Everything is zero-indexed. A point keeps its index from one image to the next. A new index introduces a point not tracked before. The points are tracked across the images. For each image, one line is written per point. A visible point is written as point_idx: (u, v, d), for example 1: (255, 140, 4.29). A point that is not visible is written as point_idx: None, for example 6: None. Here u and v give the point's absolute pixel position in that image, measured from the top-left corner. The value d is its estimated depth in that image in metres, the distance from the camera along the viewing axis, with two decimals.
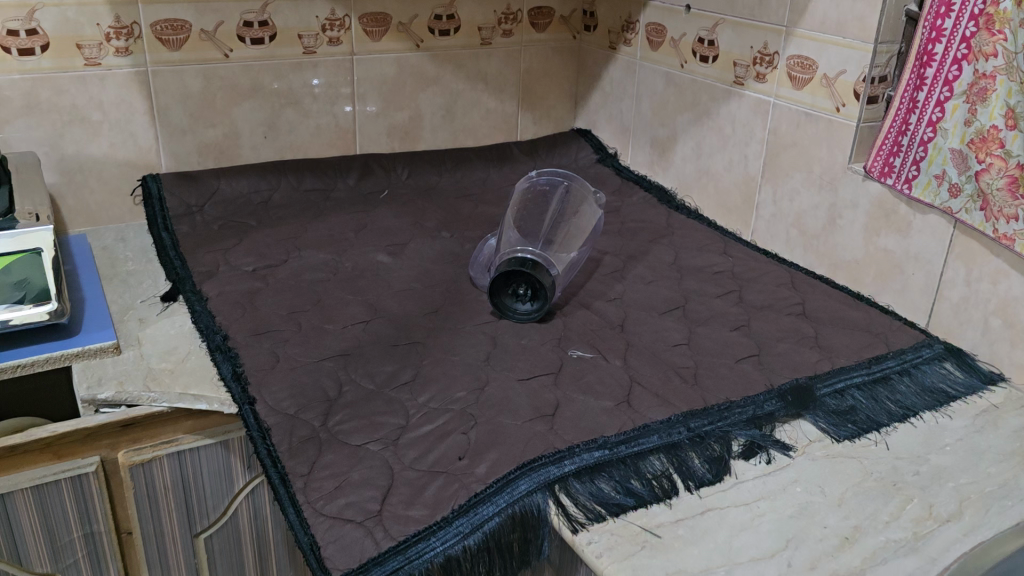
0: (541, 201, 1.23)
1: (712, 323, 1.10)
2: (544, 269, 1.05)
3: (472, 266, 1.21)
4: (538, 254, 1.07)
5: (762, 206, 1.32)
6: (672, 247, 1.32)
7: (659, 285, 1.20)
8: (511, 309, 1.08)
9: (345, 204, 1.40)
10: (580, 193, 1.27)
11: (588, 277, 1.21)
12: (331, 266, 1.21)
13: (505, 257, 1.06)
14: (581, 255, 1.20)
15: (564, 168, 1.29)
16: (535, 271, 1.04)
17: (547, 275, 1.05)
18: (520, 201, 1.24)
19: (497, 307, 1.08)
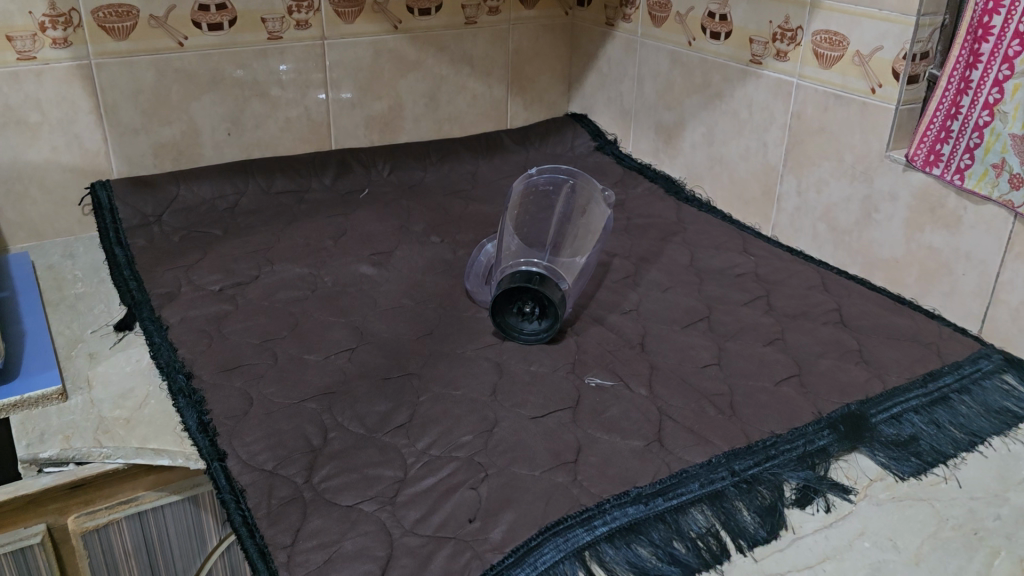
0: (542, 205, 1.11)
1: (743, 336, 0.98)
2: (554, 284, 0.92)
3: (468, 279, 1.08)
4: (546, 267, 0.94)
5: (784, 198, 1.19)
6: (687, 247, 1.19)
7: (678, 292, 1.07)
8: (516, 331, 0.95)
9: (321, 207, 1.26)
10: (585, 195, 1.14)
11: (599, 286, 1.08)
12: (308, 282, 1.07)
13: (508, 271, 0.93)
14: (589, 264, 1.07)
15: (568, 164, 1.16)
16: (544, 286, 0.91)
17: (557, 292, 0.92)
18: (519, 206, 1.11)
19: (500, 328, 0.95)
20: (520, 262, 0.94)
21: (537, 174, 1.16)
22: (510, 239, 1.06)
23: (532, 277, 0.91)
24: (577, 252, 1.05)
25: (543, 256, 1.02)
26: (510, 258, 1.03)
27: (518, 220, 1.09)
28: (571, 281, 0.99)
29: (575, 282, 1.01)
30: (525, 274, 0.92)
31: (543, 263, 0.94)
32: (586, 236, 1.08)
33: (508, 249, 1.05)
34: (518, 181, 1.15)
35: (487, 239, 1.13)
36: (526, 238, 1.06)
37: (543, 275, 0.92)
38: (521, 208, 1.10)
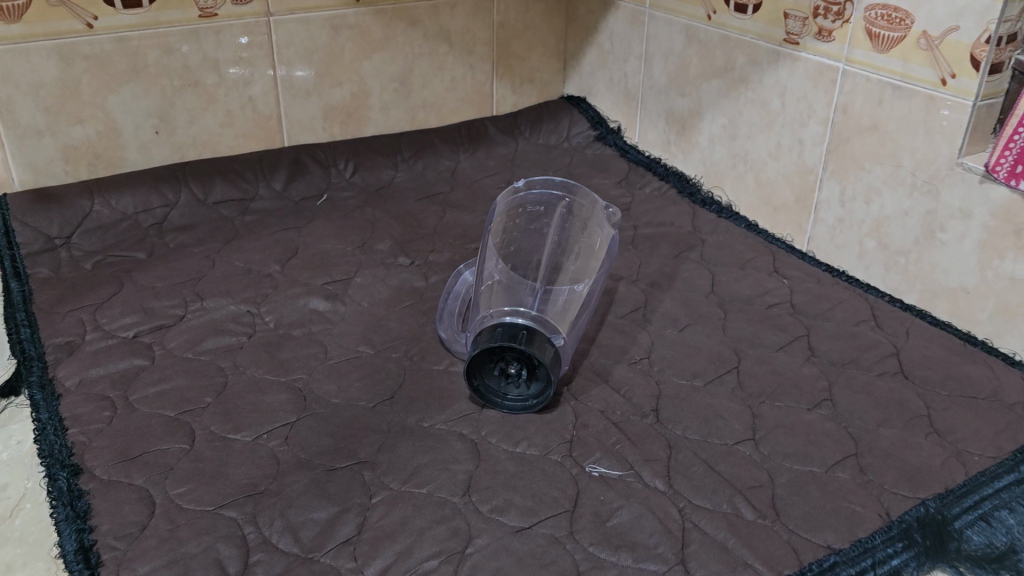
0: (530, 234, 0.91)
1: (783, 398, 0.78)
2: (546, 341, 0.73)
3: (440, 318, 0.87)
4: (536, 319, 0.75)
5: (823, 207, 0.98)
6: (706, 267, 0.99)
7: (698, 332, 0.87)
8: (496, 397, 0.75)
9: (268, 220, 1.06)
10: (584, 217, 0.94)
11: (600, 326, 0.88)
12: (245, 326, 0.87)
13: (487, 325, 0.74)
14: (590, 300, 0.86)
15: (564, 176, 0.96)
16: (533, 345, 0.71)
17: (550, 352, 0.72)
18: (505, 229, 0.91)
19: (476, 394, 0.75)
20: (504, 311, 0.75)
21: (527, 189, 0.96)
22: (493, 272, 0.86)
23: (519, 332, 0.72)
24: (574, 288, 0.85)
25: (532, 296, 0.82)
26: (491, 297, 0.83)
27: (503, 249, 0.89)
28: (566, 329, 0.79)
29: (572, 328, 0.81)
30: (510, 326, 0.72)
31: (534, 313, 0.75)
32: (585, 269, 0.88)
33: (490, 284, 0.85)
34: (503, 195, 0.96)
35: (466, 265, 0.93)
36: (512, 271, 0.86)
37: (533, 330, 0.72)
38: (506, 234, 0.90)
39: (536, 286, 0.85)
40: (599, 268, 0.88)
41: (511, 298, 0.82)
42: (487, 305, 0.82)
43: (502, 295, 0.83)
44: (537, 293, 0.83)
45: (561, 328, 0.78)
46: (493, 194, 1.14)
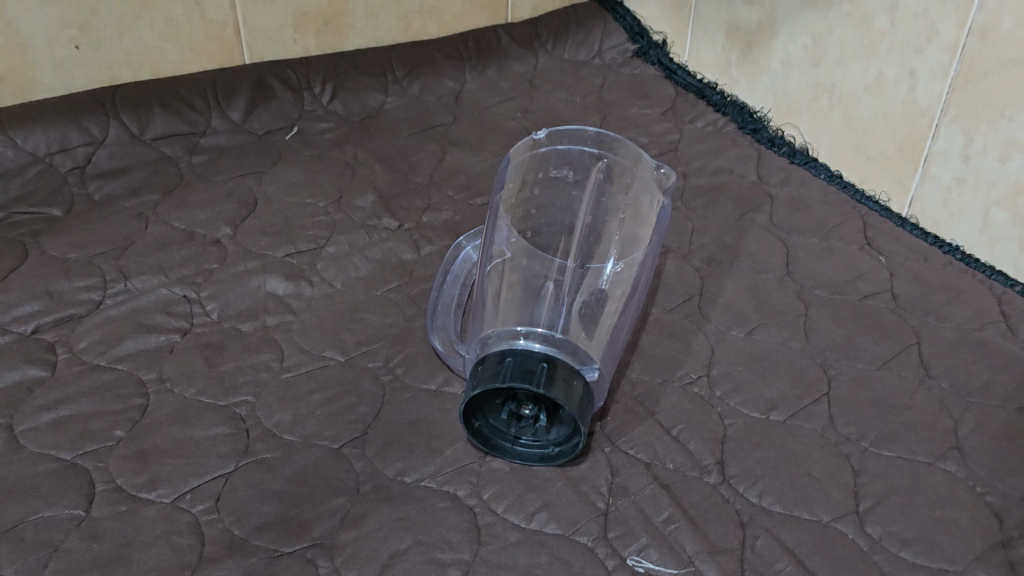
0: (551, 207, 0.70)
1: (893, 447, 0.58)
2: (572, 377, 0.52)
3: (433, 316, 0.65)
4: (558, 342, 0.54)
5: (936, 161, 0.75)
6: (779, 237, 0.77)
7: (773, 337, 0.66)
8: (504, 441, 0.55)
9: (222, 163, 0.84)
10: (624, 182, 0.73)
11: (640, 326, 0.67)
12: (179, 318, 0.67)
13: (492, 353, 0.53)
14: (632, 296, 0.65)
15: (597, 126, 0.76)
16: (554, 387, 0.51)
17: (579, 393, 0.52)
18: (518, 199, 0.70)
19: (475, 439, 0.55)
20: (514, 332, 0.54)
21: (550, 145, 0.75)
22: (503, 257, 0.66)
23: (534, 368, 0.51)
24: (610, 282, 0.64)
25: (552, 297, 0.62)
26: (498, 295, 0.62)
27: (515, 224, 0.68)
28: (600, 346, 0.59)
29: (611, 343, 0.60)
30: (523, 359, 0.52)
31: (554, 336, 0.54)
32: (624, 254, 0.67)
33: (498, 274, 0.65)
34: (517, 150, 0.75)
35: (468, 236, 0.71)
36: (527, 257, 0.66)
37: (555, 364, 0.52)
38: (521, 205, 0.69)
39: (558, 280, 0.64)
40: (644, 251, 0.67)
41: (526, 299, 0.61)
42: (492, 307, 0.62)
43: (512, 293, 0.62)
44: (560, 291, 0.63)
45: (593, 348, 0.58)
46: (505, 127, 0.91)
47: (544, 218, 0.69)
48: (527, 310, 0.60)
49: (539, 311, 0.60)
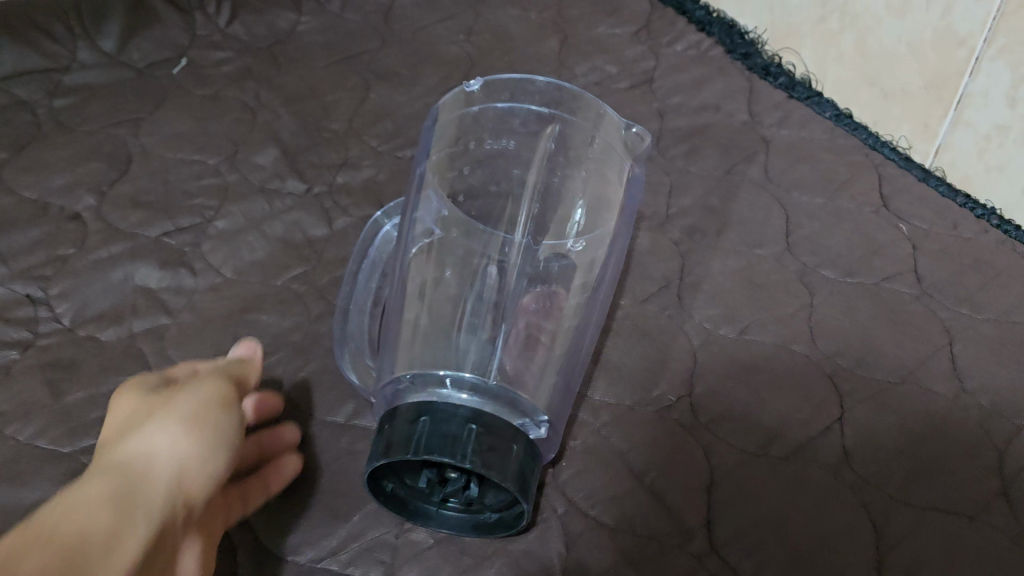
0: (488, 182, 0.56)
1: (925, 493, 0.46)
2: (504, 439, 0.40)
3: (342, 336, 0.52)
4: (493, 394, 0.42)
5: (973, 104, 0.60)
6: (778, 197, 0.63)
7: (771, 339, 0.53)
8: (430, 507, 0.43)
9: (90, 107, 0.67)
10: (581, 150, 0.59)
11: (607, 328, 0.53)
12: (19, 328, 0.52)
13: (405, 408, 0.41)
14: (597, 308, 0.51)
15: (550, 75, 0.59)
16: (478, 458, 0.38)
17: (516, 461, 0.40)
18: (450, 173, 0.55)
19: (389, 506, 0.43)
20: (434, 378, 0.42)
21: (486, 103, 0.59)
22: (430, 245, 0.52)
23: (449, 431, 0.39)
24: (561, 286, 0.51)
25: (486, 310, 0.50)
26: (422, 301, 0.49)
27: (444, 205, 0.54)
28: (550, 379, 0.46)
29: (564, 370, 0.47)
30: (437, 417, 0.40)
31: (483, 382, 0.42)
32: (583, 238, 0.54)
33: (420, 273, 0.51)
34: (446, 106, 0.59)
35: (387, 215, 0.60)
36: (458, 249, 0.52)
37: (479, 424, 0.40)
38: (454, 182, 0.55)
39: (496, 283, 0.51)
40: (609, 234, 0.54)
41: (453, 310, 0.49)
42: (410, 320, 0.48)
43: (437, 301, 0.49)
44: (497, 302, 0.50)
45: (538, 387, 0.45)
46: (444, 52, 0.74)
47: (478, 202, 0.55)
48: (454, 328, 0.48)
49: (468, 335, 0.47)
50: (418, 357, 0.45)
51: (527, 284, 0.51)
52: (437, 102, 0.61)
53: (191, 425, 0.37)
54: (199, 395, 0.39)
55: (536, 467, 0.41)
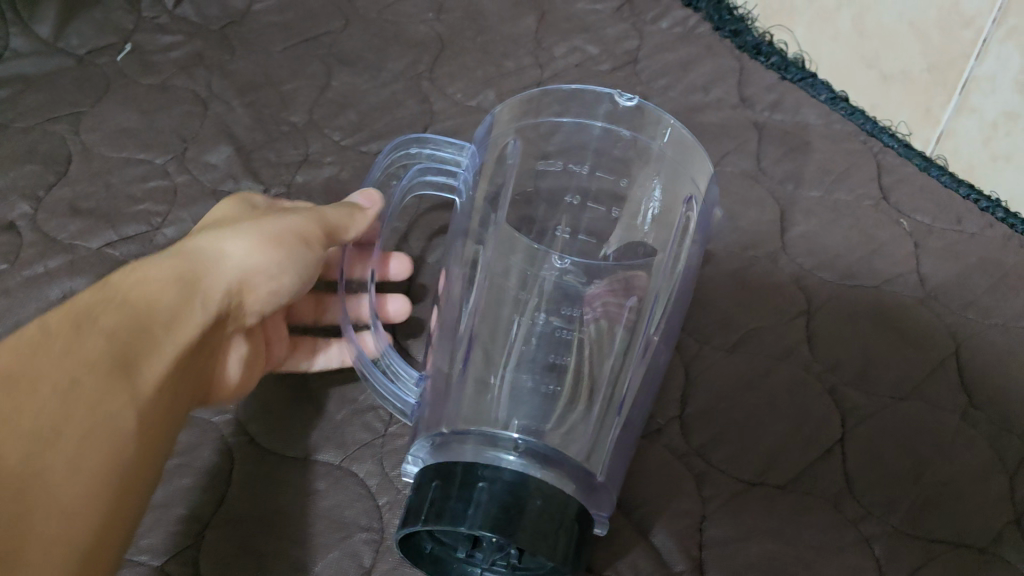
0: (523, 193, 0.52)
1: (932, 524, 0.43)
2: (543, 503, 0.36)
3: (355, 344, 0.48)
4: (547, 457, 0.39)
5: (979, 89, 0.56)
6: (771, 191, 0.59)
7: (766, 351, 0.49)
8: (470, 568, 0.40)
9: (25, 101, 0.61)
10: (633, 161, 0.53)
11: None
12: None
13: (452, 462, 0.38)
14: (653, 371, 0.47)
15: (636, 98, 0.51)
16: (512, 528, 0.35)
17: (562, 545, 0.36)
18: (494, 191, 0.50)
19: (419, 564, 0.40)
20: (483, 435, 0.40)
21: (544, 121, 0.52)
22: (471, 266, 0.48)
23: (475, 497, 0.36)
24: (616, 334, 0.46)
25: (530, 350, 0.46)
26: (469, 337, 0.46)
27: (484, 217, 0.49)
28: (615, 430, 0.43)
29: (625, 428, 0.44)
30: (463, 480, 0.37)
31: (527, 446, 0.39)
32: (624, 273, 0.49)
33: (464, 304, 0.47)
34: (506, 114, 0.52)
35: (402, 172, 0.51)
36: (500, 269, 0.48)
37: (514, 487, 0.37)
38: (495, 193, 0.50)
39: (537, 307, 0.48)
40: (684, 269, 0.48)
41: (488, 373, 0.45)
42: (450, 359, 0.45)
43: (486, 345, 0.46)
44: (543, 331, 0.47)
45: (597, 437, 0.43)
46: (413, 32, 0.69)
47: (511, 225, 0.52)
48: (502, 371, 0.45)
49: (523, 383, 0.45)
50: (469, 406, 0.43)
51: (575, 308, 0.48)
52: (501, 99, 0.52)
53: (267, 237, 0.42)
54: (251, 233, 0.42)
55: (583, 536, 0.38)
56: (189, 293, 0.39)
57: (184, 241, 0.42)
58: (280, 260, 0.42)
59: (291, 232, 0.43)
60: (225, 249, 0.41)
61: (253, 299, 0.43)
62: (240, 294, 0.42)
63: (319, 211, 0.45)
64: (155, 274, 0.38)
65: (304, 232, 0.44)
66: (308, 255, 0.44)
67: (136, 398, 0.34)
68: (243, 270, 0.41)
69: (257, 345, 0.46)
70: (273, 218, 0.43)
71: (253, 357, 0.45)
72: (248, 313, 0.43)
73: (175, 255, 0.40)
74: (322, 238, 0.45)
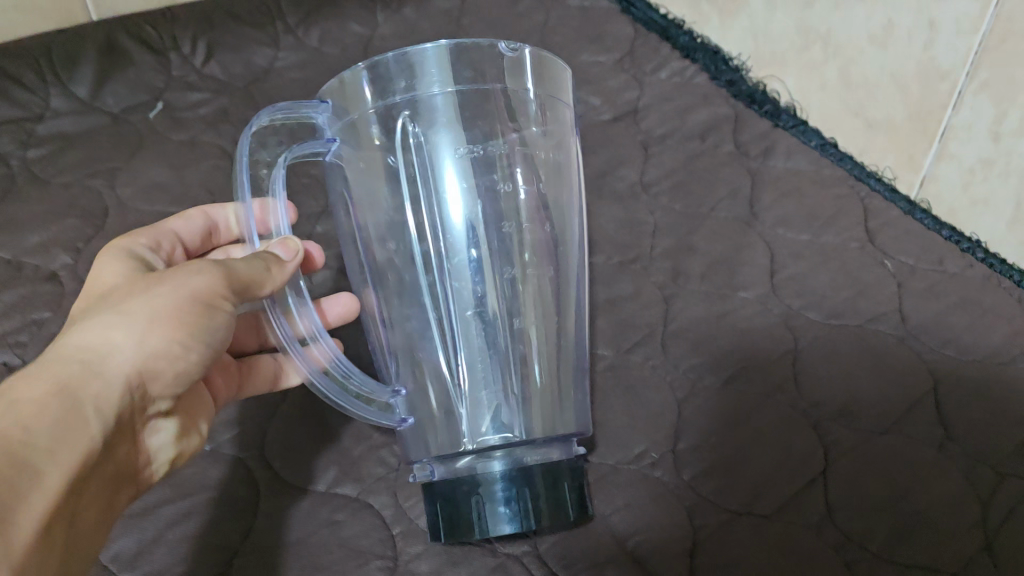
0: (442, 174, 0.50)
1: (908, 549, 0.47)
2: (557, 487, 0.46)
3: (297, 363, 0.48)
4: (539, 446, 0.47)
5: (957, 137, 0.60)
6: (762, 234, 0.62)
7: (754, 387, 0.53)
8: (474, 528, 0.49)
9: (65, 159, 0.66)
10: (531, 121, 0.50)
11: (609, 380, 0.53)
12: None
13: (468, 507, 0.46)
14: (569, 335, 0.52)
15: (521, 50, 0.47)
16: (543, 520, 0.46)
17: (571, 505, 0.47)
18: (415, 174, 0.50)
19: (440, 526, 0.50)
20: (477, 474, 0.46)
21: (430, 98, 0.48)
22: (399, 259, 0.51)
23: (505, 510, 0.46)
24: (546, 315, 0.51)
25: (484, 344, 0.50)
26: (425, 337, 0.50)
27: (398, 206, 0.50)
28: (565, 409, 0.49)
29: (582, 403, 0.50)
30: (487, 497, 0.46)
31: (522, 459, 0.46)
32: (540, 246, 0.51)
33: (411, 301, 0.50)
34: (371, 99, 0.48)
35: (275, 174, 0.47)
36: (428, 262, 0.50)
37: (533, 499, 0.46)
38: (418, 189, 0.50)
39: (455, 297, 0.50)
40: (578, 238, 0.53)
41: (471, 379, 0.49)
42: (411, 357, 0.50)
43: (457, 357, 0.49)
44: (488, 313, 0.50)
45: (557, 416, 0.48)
46: None
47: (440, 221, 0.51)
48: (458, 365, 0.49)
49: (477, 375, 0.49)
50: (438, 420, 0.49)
51: (505, 298, 0.50)
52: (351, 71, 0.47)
53: (155, 318, 0.40)
54: (138, 314, 0.39)
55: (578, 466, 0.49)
56: (71, 408, 0.36)
57: (62, 340, 0.39)
58: (178, 339, 0.40)
59: (188, 299, 0.41)
60: (112, 344, 0.39)
61: (160, 377, 0.41)
62: (139, 385, 0.40)
63: (222, 263, 0.42)
64: (24, 397, 0.36)
65: (205, 294, 0.41)
66: (213, 310, 0.42)
67: (10, 555, 0.32)
68: (136, 354, 0.39)
69: (193, 400, 0.46)
70: (166, 282, 0.41)
71: (184, 416, 0.45)
72: (158, 395, 0.42)
73: (52, 365, 0.37)
74: (229, 294, 0.42)
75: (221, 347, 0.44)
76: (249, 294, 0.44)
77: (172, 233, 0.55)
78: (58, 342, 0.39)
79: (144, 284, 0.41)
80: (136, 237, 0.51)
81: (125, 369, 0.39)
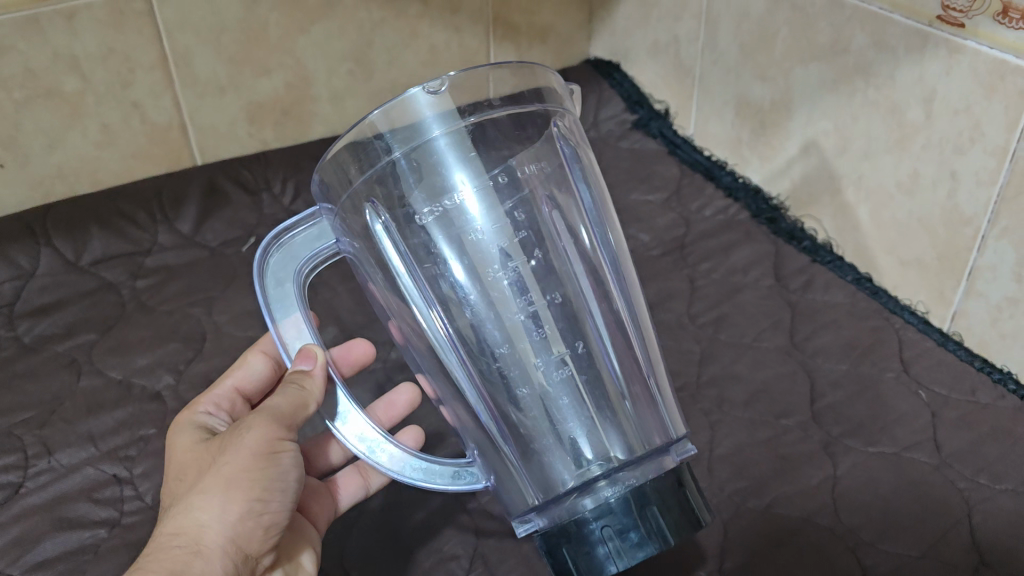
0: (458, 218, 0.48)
1: None
2: (644, 516, 0.47)
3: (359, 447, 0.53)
4: (619, 471, 0.48)
5: (983, 276, 0.64)
6: (802, 363, 0.67)
7: (795, 511, 0.57)
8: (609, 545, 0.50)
9: (170, 288, 0.74)
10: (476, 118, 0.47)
11: None
12: (107, 507, 0.58)
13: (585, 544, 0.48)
14: (603, 317, 0.51)
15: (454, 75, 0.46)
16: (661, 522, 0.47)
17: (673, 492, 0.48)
18: (423, 232, 0.49)
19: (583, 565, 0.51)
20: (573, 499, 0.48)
21: (411, 156, 0.47)
22: (447, 337, 0.50)
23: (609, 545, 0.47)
24: (579, 317, 0.50)
25: (531, 379, 0.49)
26: (495, 396, 0.50)
27: (428, 270, 0.49)
28: (641, 388, 0.51)
29: (631, 371, 0.51)
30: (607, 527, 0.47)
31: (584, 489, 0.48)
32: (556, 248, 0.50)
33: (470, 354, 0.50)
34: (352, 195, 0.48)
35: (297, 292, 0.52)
36: (465, 313, 0.49)
37: (605, 527, 0.47)
38: (454, 243, 0.49)
39: (507, 346, 0.49)
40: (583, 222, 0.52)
41: (534, 414, 0.49)
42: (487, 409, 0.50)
43: (521, 411, 0.49)
44: (533, 359, 0.49)
45: (622, 411, 0.50)
46: None
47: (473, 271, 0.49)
48: (528, 403, 0.49)
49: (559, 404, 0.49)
50: (529, 483, 0.49)
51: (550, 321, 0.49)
52: (332, 182, 0.48)
53: (230, 487, 0.47)
54: (215, 487, 0.47)
55: (679, 486, 0.48)
56: None
57: (157, 531, 0.46)
58: (255, 497, 0.47)
59: (249, 456, 0.47)
60: (198, 518, 0.46)
61: (255, 537, 0.48)
62: (234, 549, 0.46)
63: (267, 411, 0.49)
64: None
65: (264, 446, 0.48)
66: (275, 455, 0.48)
67: None
68: (219, 522, 0.46)
69: (290, 538, 0.53)
70: (229, 449, 0.48)
71: (284, 555, 0.52)
72: (258, 550, 0.48)
73: (158, 554, 0.45)
74: (285, 442, 0.49)
75: (296, 489, 0.50)
76: (298, 421, 0.51)
77: (233, 387, 0.58)
78: (157, 531, 0.46)
79: (212, 455, 0.49)
80: (195, 407, 0.56)
81: (220, 539, 0.46)
